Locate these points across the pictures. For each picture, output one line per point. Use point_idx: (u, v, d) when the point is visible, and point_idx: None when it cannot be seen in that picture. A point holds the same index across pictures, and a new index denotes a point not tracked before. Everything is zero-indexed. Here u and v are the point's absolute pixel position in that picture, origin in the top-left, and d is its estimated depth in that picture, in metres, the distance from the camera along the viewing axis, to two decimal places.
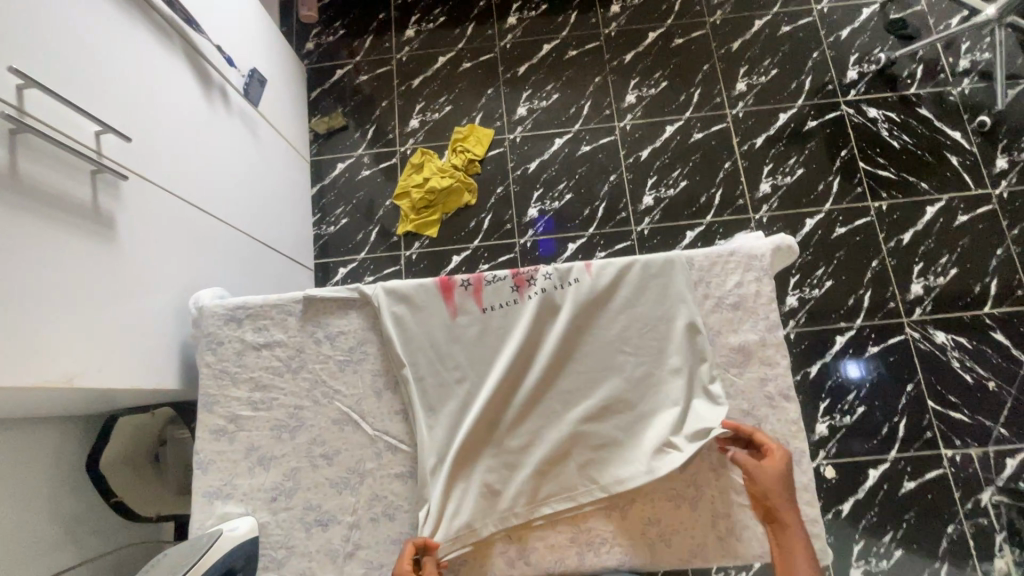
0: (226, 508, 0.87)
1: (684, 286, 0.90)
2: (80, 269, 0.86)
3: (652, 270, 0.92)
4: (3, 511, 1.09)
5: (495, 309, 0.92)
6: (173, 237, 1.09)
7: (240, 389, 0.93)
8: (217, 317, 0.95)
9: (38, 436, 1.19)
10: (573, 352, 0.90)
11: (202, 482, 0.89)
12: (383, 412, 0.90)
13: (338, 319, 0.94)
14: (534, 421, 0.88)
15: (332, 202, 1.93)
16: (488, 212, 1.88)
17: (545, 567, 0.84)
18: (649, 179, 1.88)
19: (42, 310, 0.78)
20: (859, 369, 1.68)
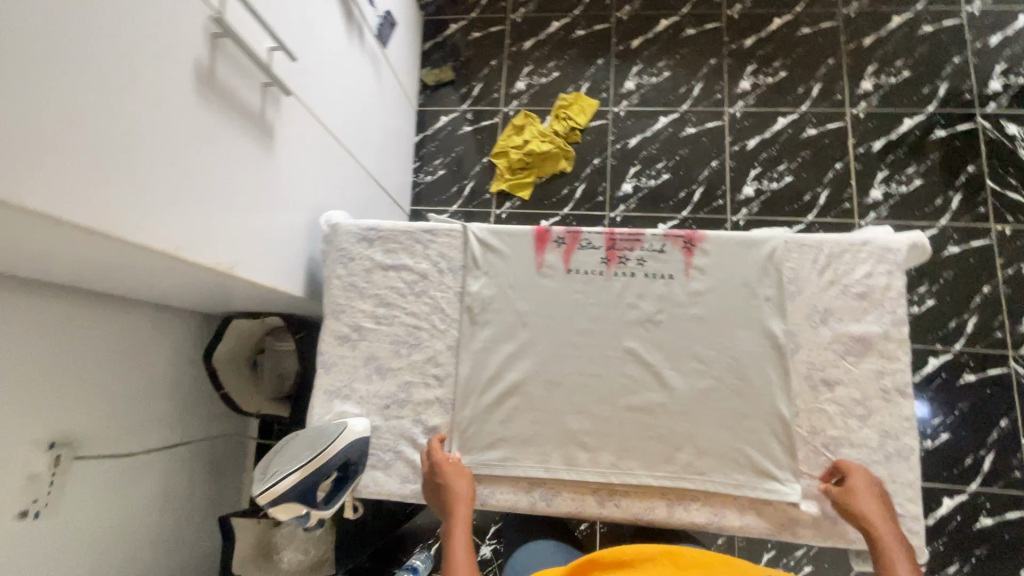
0: (345, 407, 0.95)
1: (765, 305, 0.91)
2: (248, 171, 0.95)
3: (739, 291, 0.92)
4: (127, 384, 1.23)
5: (581, 273, 0.96)
6: (311, 157, 1.18)
7: (366, 303, 1.00)
8: (349, 235, 1.03)
9: (161, 325, 1.31)
10: (655, 319, 0.93)
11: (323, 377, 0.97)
12: (493, 343, 0.95)
13: (460, 254, 1.00)
14: (587, 356, 0.92)
15: (431, 152, 1.99)
16: (582, 181, 1.89)
17: (634, 513, 0.86)
18: (752, 170, 1.84)
19: (220, 202, 0.88)
20: (926, 410, 1.61)
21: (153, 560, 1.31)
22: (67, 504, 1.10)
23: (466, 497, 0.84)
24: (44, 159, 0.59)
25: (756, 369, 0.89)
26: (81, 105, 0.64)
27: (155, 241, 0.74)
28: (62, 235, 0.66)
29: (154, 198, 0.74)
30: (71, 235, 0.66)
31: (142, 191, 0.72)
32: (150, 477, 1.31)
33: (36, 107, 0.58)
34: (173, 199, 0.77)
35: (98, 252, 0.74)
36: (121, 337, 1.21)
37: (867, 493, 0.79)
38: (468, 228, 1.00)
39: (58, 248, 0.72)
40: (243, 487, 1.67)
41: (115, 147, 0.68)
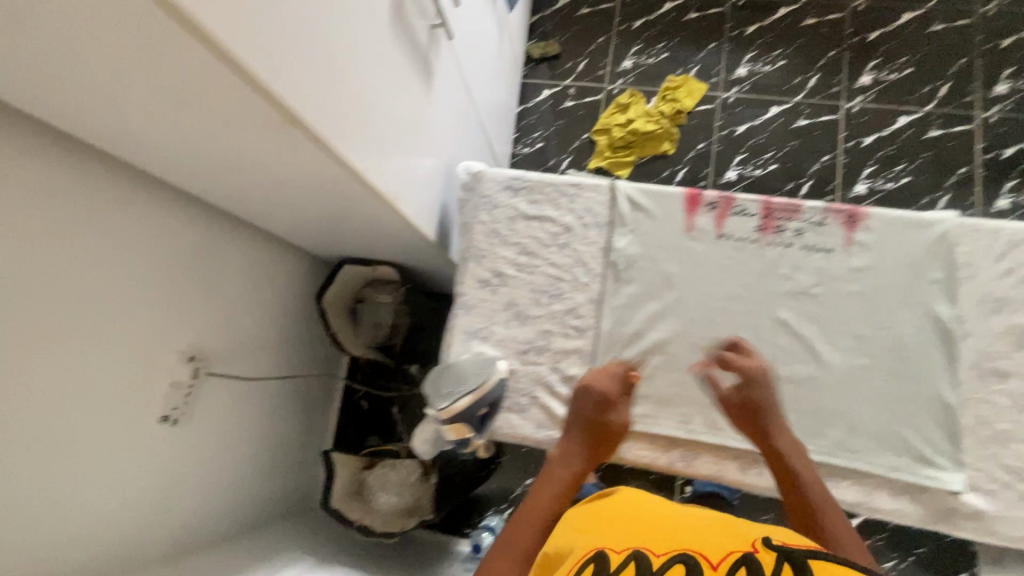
0: (482, 347, 0.97)
1: (933, 288, 0.87)
2: (412, 107, 0.97)
3: (904, 272, 0.88)
4: (249, 311, 1.29)
5: (733, 239, 0.94)
6: (453, 106, 1.20)
7: (507, 250, 1.01)
8: (494, 183, 1.04)
9: (281, 260, 1.37)
10: (812, 292, 0.90)
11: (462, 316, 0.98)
12: (637, 301, 0.94)
13: (605, 210, 0.99)
14: (736, 323, 0.91)
15: (531, 124, 2.00)
16: (684, 165, 1.86)
17: (777, 484, 0.85)
18: (867, 167, 1.77)
19: (391, 131, 0.90)
20: None
21: (254, 484, 1.37)
22: (196, 417, 1.16)
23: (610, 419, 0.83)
24: (293, 62, 0.63)
25: (920, 352, 0.85)
26: (322, 19, 0.67)
27: (351, 160, 0.78)
28: (284, 138, 0.71)
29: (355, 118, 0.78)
30: (291, 140, 0.71)
31: (349, 110, 0.76)
32: (260, 404, 1.37)
33: (295, 12, 0.63)
34: (366, 123, 0.81)
35: (296, 164, 0.79)
36: (247, 265, 1.27)
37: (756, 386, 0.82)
38: (617, 184, 0.99)
39: (265, 155, 0.78)
40: (328, 430, 1.73)
41: (337, 64, 0.72)
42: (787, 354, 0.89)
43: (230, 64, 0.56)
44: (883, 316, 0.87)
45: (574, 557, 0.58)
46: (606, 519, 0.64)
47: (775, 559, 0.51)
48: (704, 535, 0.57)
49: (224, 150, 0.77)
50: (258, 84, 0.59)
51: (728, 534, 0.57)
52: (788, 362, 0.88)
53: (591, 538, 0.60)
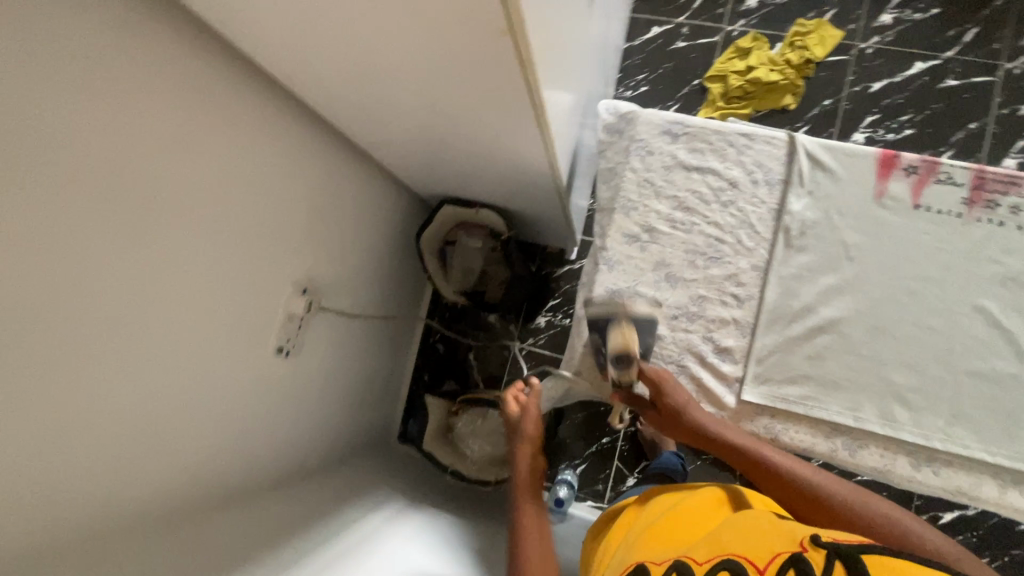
0: (641, 301, 0.87)
1: None
2: (575, 32, 0.86)
3: None
4: (353, 248, 1.24)
5: (932, 211, 0.82)
6: (596, 36, 1.06)
7: (661, 204, 0.91)
8: (650, 127, 0.93)
9: (381, 195, 1.30)
10: (1022, 280, 0.79)
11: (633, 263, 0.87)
12: (808, 272, 0.85)
13: (780, 166, 0.88)
14: (926, 307, 0.81)
15: (636, 66, 1.83)
16: (806, 123, 1.69)
17: (954, 486, 0.78)
18: (1019, 140, 1.57)
19: (561, 61, 0.80)
20: None
21: (346, 421, 1.37)
22: (305, 352, 1.14)
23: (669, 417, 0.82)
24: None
25: None
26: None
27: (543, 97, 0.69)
28: (491, 71, 0.62)
29: (549, 45, 0.68)
30: (497, 74, 0.62)
31: (549, 37, 0.66)
32: (355, 342, 1.35)
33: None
34: (552, 51, 0.71)
35: (477, 97, 0.70)
36: (355, 198, 1.20)
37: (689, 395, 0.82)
38: (797, 138, 0.87)
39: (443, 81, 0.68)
40: (407, 370, 1.72)
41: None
42: (985, 348, 0.79)
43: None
44: None
45: (627, 565, 0.65)
46: (662, 528, 0.69)
47: (825, 555, 0.52)
48: (748, 530, 0.60)
49: (396, 71, 0.68)
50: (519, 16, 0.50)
51: (774, 528, 0.60)
52: (984, 356, 0.78)
53: (642, 551, 0.65)
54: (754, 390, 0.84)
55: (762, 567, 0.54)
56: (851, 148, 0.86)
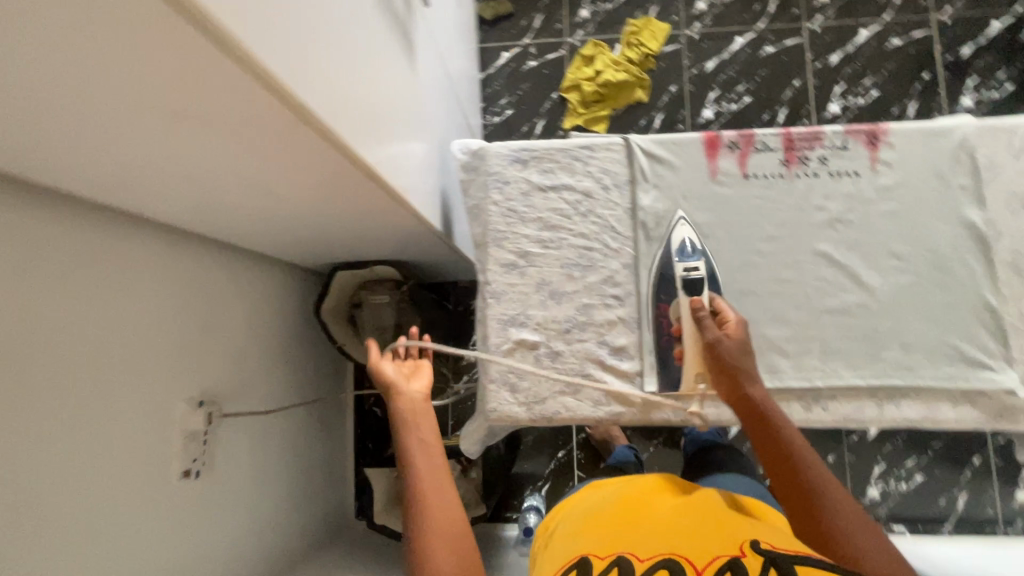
0: (690, 264, 0.88)
1: (959, 196, 0.87)
2: (400, 88, 0.89)
3: (931, 183, 0.88)
4: (249, 341, 1.20)
5: (759, 177, 0.91)
6: (434, 81, 1.10)
7: (529, 228, 0.95)
8: (500, 158, 0.97)
9: (266, 279, 1.26)
10: (846, 219, 0.89)
11: (675, 235, 0.90)
12: (673, 258, 0.91)
13: (623, 168, 0.94)
14: (776, 263, 0.89)
15: (497, 92, 1.90)
16: (660, 111, 1.82)
17: (842, 416, 0.85)
18: (837, 86, 1.78)
19: (388, 121, 0.83)
20: None
21: (289, 517, 1.30)
22: (219, 463, 1.08)
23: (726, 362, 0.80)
24: (317, 61, 0.56)
25: (956, 261, 0.86)
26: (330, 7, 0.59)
27: (371, 162, 0.71)
28: (304, 151, 0.63)
29: (367, 116, 0.71)
30: (312, 152, 0.63)
31: (364, 109, 0.69)
32: (279, 434, 1.29)
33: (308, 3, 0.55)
34: (374, 119, 0.74)
35: (309, 176, 0.71)
36: (237, 291, 1.16)
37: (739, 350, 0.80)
38: (631, 139, 0.94)
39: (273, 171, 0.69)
40: (347, 443, 1.65)
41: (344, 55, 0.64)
42: (833, 286, 0.87)
43: (265, 81, 0.48)
44: (916, 232, 0.87)
45: (567, 557, 0.64)
46: (600, 521, 0.70)
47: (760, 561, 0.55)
48: (690, 535, 0.62)
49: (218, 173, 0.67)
50: (291, 98, 0.52)
51: (716, 531, 0.62)
52: (834, 294, 0.87)
53: (582, 543, 0.66)
54: (654, 380, 0.89)
55: (700, 566, 0.56)
56: (680, 138, 0.94)
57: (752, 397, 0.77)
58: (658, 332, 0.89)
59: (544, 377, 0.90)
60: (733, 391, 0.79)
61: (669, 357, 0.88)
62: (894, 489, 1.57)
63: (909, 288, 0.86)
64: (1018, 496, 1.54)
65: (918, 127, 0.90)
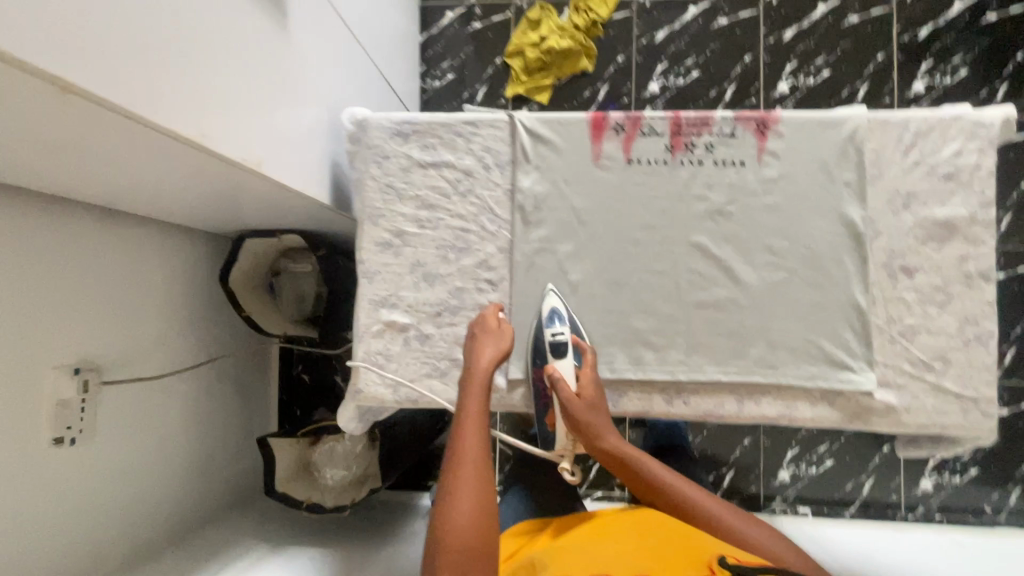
0: (556, 330, 0.83)
1: (841, 192, 0.84)
2: (264, 54, 0.85)
3: (816, 177, 0.85)
4: (144, 309, 1.17)
5: (643, 163, 0.88)
6: (325, 46, 1.04)
7: (406, 207, 0.91)
8: (381, 131, 0.92)
9: (164, 245, 1.22)
10: (727, 211, 0.86)
11: (545, 303, 0.86)
12: (549, 243, 0.88)
13: (506, 146, 0.90)
14: (652, 253, 0.87)
15: (438, 54, 1.82)
16: (605, 82, 1.75)
17: (704, 409, 0.85)
18: (788, 64, 1.70)
19: (240, 89, 0.79)
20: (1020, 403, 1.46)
21: (195, 482, 1.31)
22: (103, 431, 1.07)
23: (595, 414, 0.81)
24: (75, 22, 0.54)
25: (831, 258, 0.84)
26: None
27: (176, 127, 0.67)
28: (80, 113, 0.59)
29: (177, 82, 0.67)
30: (89, 114, 0.60)
31: (160, 68, 0.65)
32: (183, 402, 1.29)
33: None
34: (197, 82, 0.70)
35: (118, 138, 0.67)
36: (128, 256, 1.13)
37: (593, 407, 0.82)
38: (515, 116, 0.90)
39: (91, 137, 0.67)
40: (271, 412, 1.66)
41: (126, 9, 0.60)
42: (705, 280, 0.86)
43: None
44: (793, 228, 0.85)
45: None
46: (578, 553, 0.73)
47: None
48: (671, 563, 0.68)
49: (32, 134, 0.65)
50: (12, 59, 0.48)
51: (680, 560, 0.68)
52: (707, 287, 0.85)
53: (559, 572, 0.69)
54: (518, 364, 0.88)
55: None
56: (566, 117, 0.90)
57: (610, 449, 0.82)
58: (535, 393, 0.87)
59: (413, 360, 0.89)
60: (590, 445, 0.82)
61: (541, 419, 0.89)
62: (805, 471, 1.61)
63: (781, 284, 0.84)
64: (922, 483, 1.58)
65: (807, 116, 0.86)
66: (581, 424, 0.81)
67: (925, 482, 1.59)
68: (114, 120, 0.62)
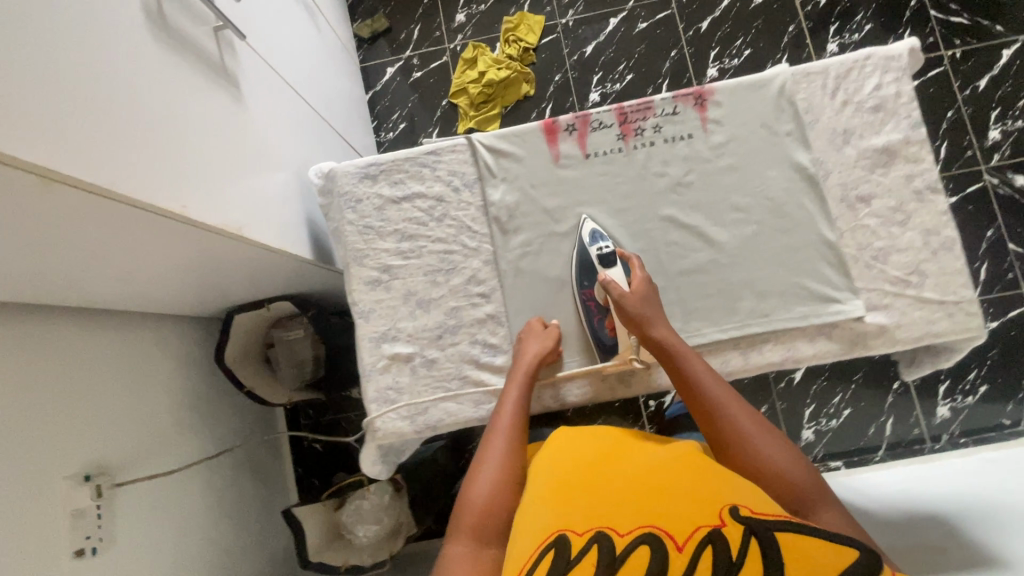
0: (602, 244, 0.88)
1: (785, 142, 0.90)
2: (222, 126, 0.88)
3: (760, 133, 0.91)
4: (141, 403, 1.15)
5: (600, 155, 0.93)
6: (280, 113, 1.09)
7: (387, 242, 0.94)
8: (350, 177, 0.96)
9: (151, 337, 1.21)
10: (688, 181, 0.91)
11: (584, 227, 0.90)
12: (529, 246, 0.92)
13: (469, 166, 0.95)
14: (627, 235, 0.91)
15: (387, 108, 1.90)
16: (549, 101, 1.84)
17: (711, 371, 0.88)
18: (711, 51, 1.82)
19: (206, 162, 0.82)
20: None
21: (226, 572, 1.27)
22: (123, 536, 1.04)
23: (642, 295, 0.82)
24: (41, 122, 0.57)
25: (792, 205, 0.89)
26: (47, 64, 0.59)
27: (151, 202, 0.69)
28: (57, 204, 0.62)
29: (143, 164, 0.70)
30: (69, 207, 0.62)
31: (126, 150, 0.67)
32: (198, 491, 1.25)
33: (7, 56, 0.55)
34: (162, 161, 0.73)
35: (97, 226, 0.69)
36: (117, 353, 1.11)
37: (645, 293, 0.83)
38: (473, 138, 0.95)
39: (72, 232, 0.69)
40: (291, 487, 1.62)
41: (97, 103, 0.65)
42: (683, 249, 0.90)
43: None
44: (751, 183, 0.90)
45: (542, 534, 0.59)
46: (583, 486, 0.65)
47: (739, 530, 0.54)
48: (679, 504, 0.59)
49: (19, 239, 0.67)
50: None
51: (694, 503, 0.59)
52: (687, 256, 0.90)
53: (559, 514, 0.62)
54: None
55: (682, 541, 0.54)
56: (519, 129, 0.95)
57: (661, 338, 0.78)
58: (587, 313, 0.89)
59: (423, 386, 0.90)
60: (642, 334, 0.80)
61: (602, 331, 0.89)
62: (826, 426, 1.62)
63: (753, 237, 0.89)
64: (940, 412, 1.61)
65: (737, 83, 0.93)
66: (626, 296, 0.82)
67: (940, 410, 1.61)
68: (92, 204, 0.64)
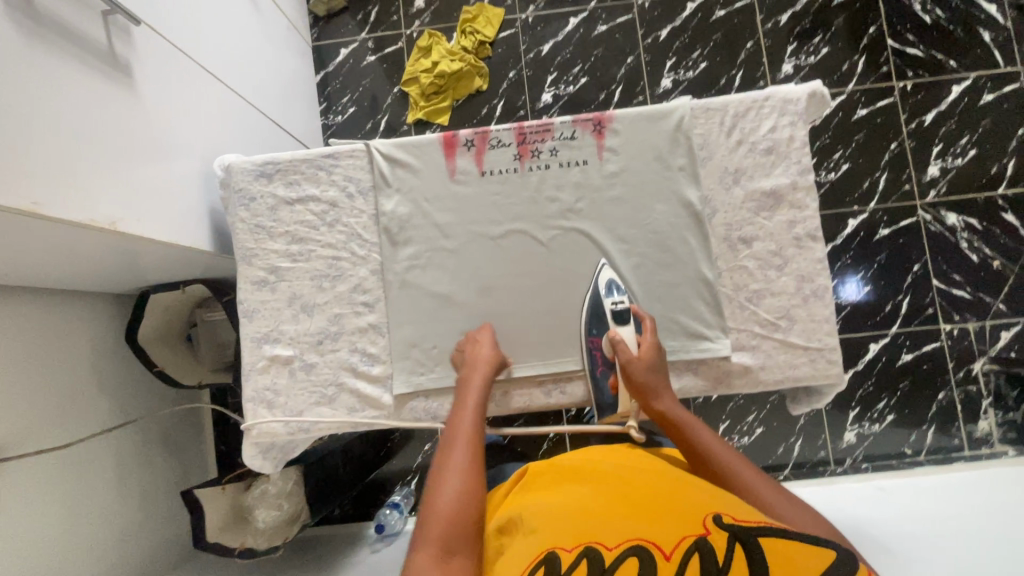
0: (616, 299, 0.86)
1: (677, 177, 0.91)
2: (107, 114, 0.85)
3: (654, 166, 0.91)
4: (39, 379, 1.14)
5: (495, 173, 0.93)
6: (190, 100, 1.07)
7: (277, 243, 0.94)
8: (245, 173, 0.94)
9: (53, 314, 1.19)
10: (578, 209, 0.92)
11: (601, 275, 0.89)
12: (417, 260, 0.93)
13: (366, 174, 0.95)
14: (513, 257, 0.92)
15: (338, 90, 1.86)
16: (501, 98, 1.82)
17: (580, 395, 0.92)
18: (668, 61, 1.81)
19: (81, 152, 0.79)
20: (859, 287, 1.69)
21: (126, 546, 1.29)
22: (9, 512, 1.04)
23: (650, 365, 0.82)
24: None
25: (676, 240, 0.90)
26: None
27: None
28: None
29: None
30: None
31: None
32: (97, 471, 1.25)
33: None
34: (19, 151, 0.70)
35: None
36: (16, 328, 1.09)
37: (653, 360, 0.82)
38: (371, 144, 0.94)
39: None
40: (209, 464, 1.64)
41: None
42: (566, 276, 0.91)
43: None
44: (639, 215, 0.91)
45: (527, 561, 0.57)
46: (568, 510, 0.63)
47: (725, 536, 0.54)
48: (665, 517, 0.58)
49: None
50: None
51: (682, 517, 0.58)
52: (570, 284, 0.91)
53: (546, 538, 0.59)
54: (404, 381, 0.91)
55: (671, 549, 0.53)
56: (419, 139, 0.94)
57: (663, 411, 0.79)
58: (592, 364, 0.89)
59: (300, 390, 0.91)
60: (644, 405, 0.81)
61: (602, 383, 0.88)
62: (738, 442, 1.67)
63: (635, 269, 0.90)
64: (847, 437, 1.66)
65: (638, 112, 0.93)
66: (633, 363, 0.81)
67: (847, 434, 1.67)
68: None
